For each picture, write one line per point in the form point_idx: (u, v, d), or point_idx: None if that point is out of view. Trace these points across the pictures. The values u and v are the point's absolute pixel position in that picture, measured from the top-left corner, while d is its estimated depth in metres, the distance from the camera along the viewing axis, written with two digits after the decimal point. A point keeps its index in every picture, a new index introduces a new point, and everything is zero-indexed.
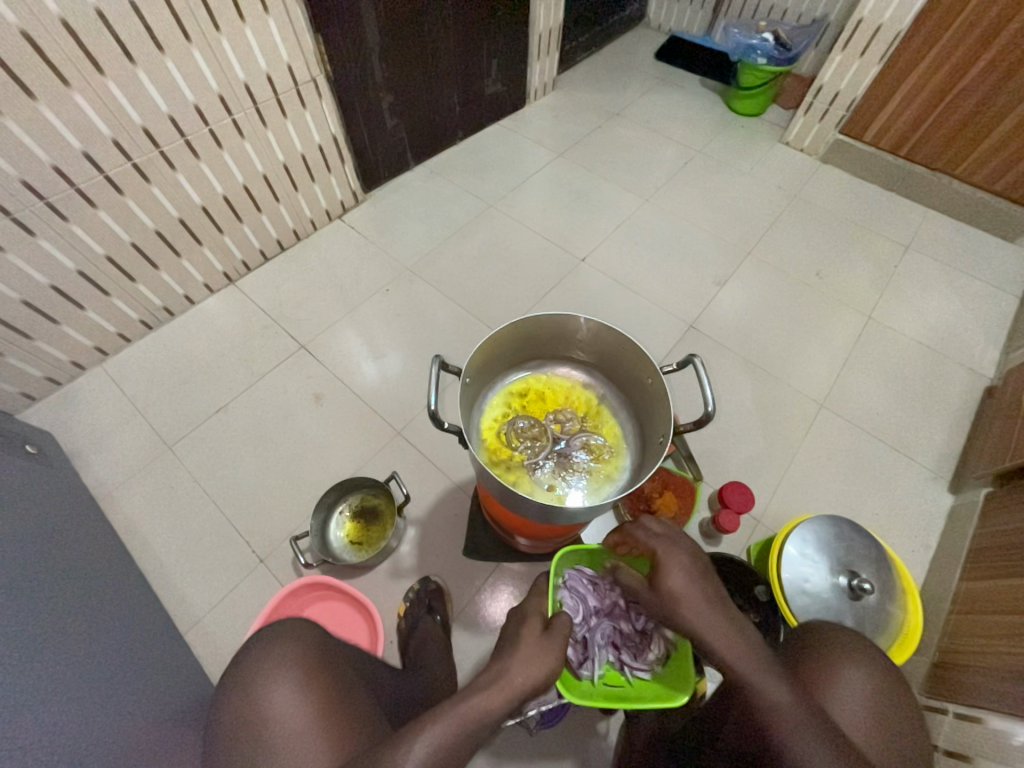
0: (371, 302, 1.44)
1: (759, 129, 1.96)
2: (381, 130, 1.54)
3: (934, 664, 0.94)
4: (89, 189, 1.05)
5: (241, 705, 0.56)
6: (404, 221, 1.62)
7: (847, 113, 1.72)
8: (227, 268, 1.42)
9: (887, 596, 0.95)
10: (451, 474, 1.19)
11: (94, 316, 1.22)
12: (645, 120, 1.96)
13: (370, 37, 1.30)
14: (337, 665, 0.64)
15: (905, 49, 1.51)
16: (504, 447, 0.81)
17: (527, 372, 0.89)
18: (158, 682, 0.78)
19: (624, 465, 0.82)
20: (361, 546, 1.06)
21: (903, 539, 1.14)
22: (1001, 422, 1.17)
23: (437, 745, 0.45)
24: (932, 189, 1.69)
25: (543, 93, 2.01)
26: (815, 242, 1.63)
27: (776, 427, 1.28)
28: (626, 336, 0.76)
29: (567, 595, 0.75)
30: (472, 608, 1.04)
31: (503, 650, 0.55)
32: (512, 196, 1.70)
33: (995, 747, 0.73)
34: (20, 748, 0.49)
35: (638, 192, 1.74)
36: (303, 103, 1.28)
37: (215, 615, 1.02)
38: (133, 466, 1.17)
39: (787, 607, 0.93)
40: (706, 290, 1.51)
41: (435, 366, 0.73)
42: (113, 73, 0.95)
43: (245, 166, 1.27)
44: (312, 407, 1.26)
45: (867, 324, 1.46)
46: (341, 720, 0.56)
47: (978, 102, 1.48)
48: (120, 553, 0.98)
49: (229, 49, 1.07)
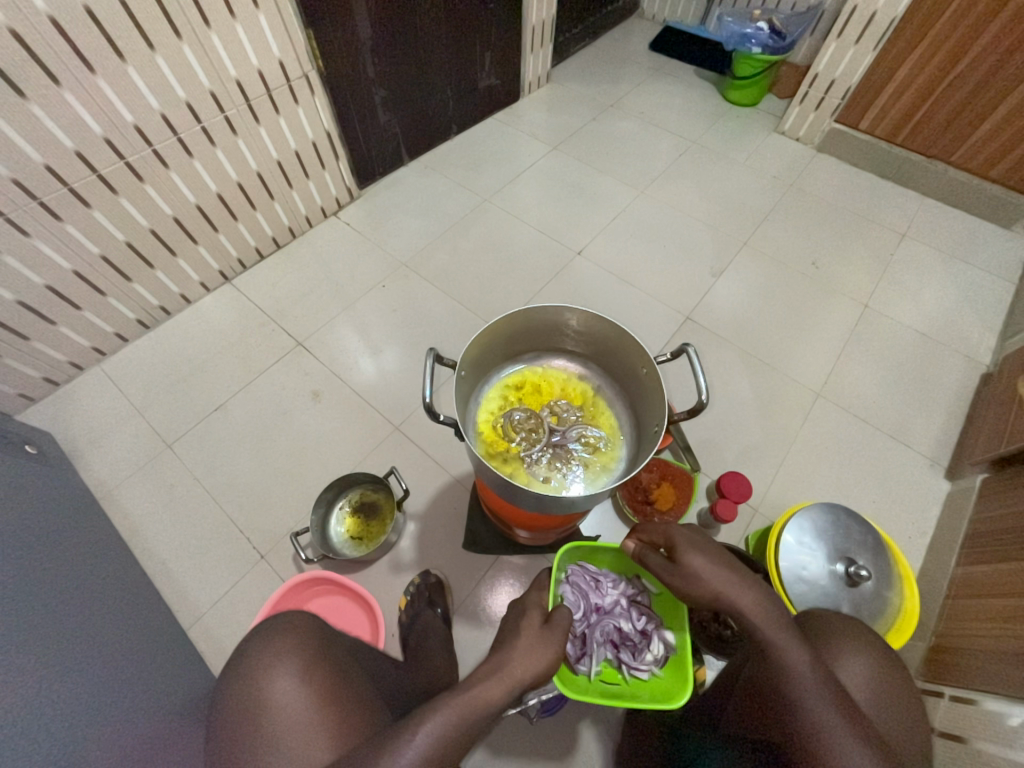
0: (368, 299, 1.44)
1: (756, 119, 1.95)
2: (376, 125, 1.54)
3: (931, 648, 0.95)
4: (83, 189, 1.05)
5: (243, 697, 0.57)
6: (400, 216, 1.62)
7: (843, 101, 1.72)
8: (223, 266, 1.42)
9: (884, 583, 0.96)
10: (449, 468, 1.19)
11: (90, 315, 1.22)
12: (640, 111, 1.96)
13: (361, 34, 1.30)
14: (336, 656, 0.65)
15: (900, 35, 1.49)
16: (501, 440, 0.81)
17: (523, 365, 0.90)
18: (161, 678, 0.79)
19: (620, 456, 0.83)
20: (362, 540, 1.06)
21: (900, 525, 1.15)
22: (997, 408, 1.17)
23: (437, 736, 0.45)
24: (928, 176, 1.68)
25: (537, 86, 2.01)
26: (812, 231, 1.62)
27: (774, 418, 1.28)
28: (618, 327, 0.77)
29: (569, 590, 0.75)
30: (473, 600, 1.04)
31: (503, 643, 0.55)
32: (507, 190, 1.69)
33: (991, 728, 0.74)
34: (12, 749, 0.49)
35: (633, 184, 1.73)
36: (296, 100, 1.28)
37: (218, 611, 1.03)
38: (133, 465, 1.18)
39: (785, 594, 0.94)
40: (702, 281, 1.51)
41: (429, 360, 0.72)
42: (103, 72, 0.94)
43: (239, 163, 1.27)
44: (310, 404, 1.27)
45: (864, 312, 1.46)
46: (342, 709, 0.57)
47: (974, 89, 1.47)
48: (121, 552, 0.99)
49: (220, 45, 1.06)
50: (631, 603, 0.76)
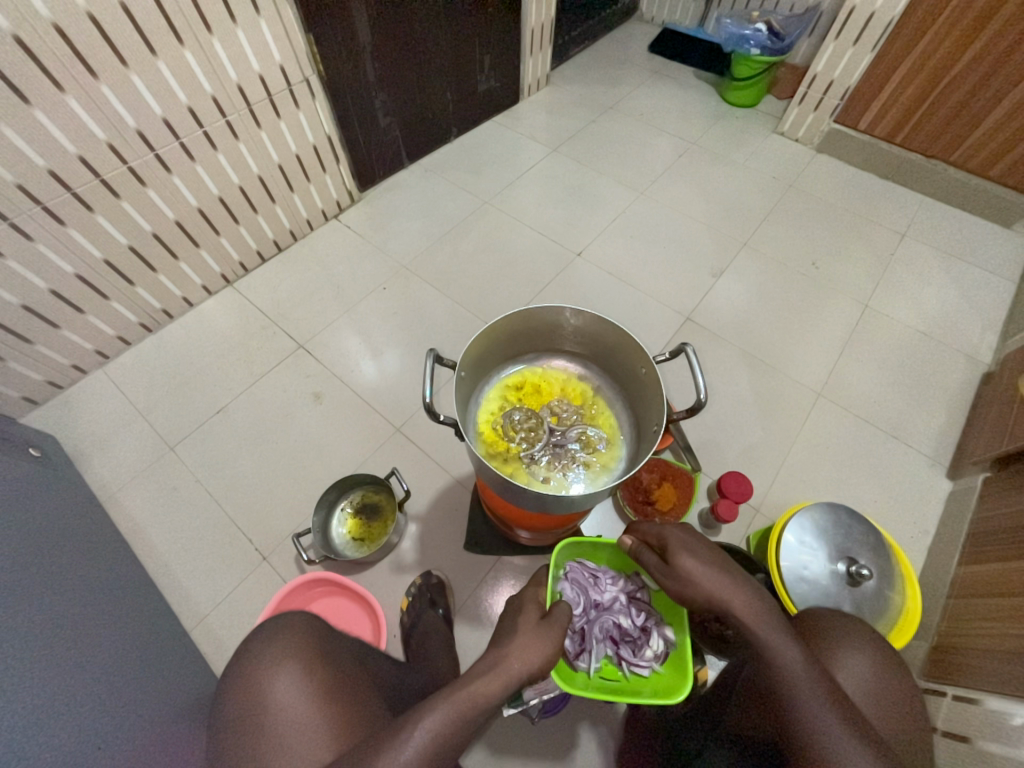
0: (369, 301, 1.45)
1: (755, 119, 1.96)
2: (376, 129, 1.55)
3: (933, 648, 0.94)
4: (86, 194, 1.06)
5: (244, 697, 0.58)
6: (400, 219, 1.62)
7: (841, 101, 1.72)
8: (225, 269, 1.43)
9: (886, 582, 0.95)
10: (451, 469, 1.20)
11: (93, 319, 1.23)
12: (639, 112, 1.96)
13: (361, 39, 1.31)
14: (337, 654, 0.65)
15: (899, 35, 1.50)
16: (501, 440, 0.81)
17: (523, 366, 0.90)
18: (163, 679, 0.79)
19: (620, 455, 0.83)
20: (363, 541, 1.07)
21: (902, 525, 1.15)
22: (998, 408, 1.17)
23: (435, 732, 0.46)
24: (928, 176, 1.69)
25: (537, 88, 2.01)
26: (812, 231, 1.63)
27: (775, 419, 1.28)
28: (616, 327, 0.77)
29: (567, 587, 0.75)
30: (474, 600, 1.05)
31: (502, 638, 0.56)
32: (507, 193, 1.70)
33: (994, 727, 0.74)
34: (13, 748, 0.49)
35: (633, 185, 1.74)
36: (297, 104, 1.29)
37: (220, 612, 1.03)
38: (136, 467, 1.18)
39: (786, 593, 0.94)
40: (702, 282, 1.52)
41: (429, 361, 0.72)
42: (106, 78, 0.95)
43: (240, 167, 1.28)
44: (312, 406, 1.27)
45: (863, 312, 1.46)
46: (342, 706, 0.58)
47: (973, 88, 1.47)
48: (125, 554, 0.99)
49: (222, 50, 1.07)
50: (631, 600, 0.75)
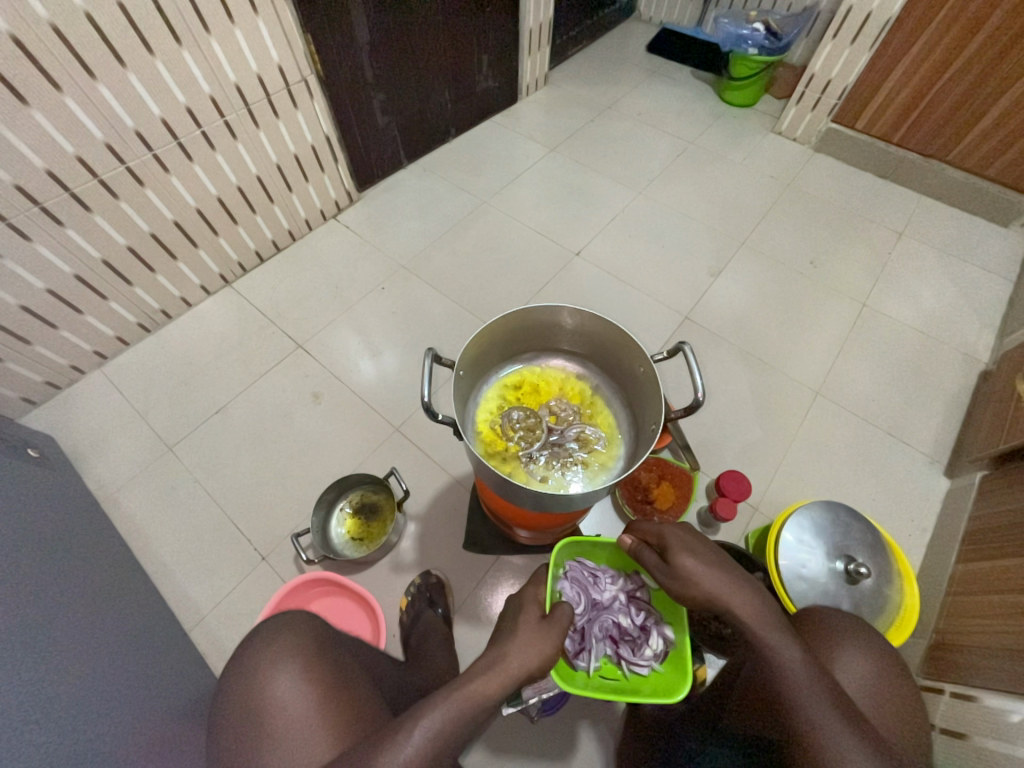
0: (367, 301, 1.45)
1: (753, 119, 1.96)
2: (375, 129, 1.55)
3: (931, 646, 0.95)
4: (84, 194, 1.06)
5: (244, 696, 0.58)
6: (399, 219, 1.62)
7: (839, 101, 1.73)
8: (224, 269, 1.43)
9: (884, 581, 0.96)
10: (450, 469, 1.20)
11: (91, 319, 1.23)
12: (638, 112, 1.96)
13: (359, 38, 1.31)
14: (336, 652, 0.65)
15: (896, 34, 1.50)
16: (499, 440, 0.82)
17: (521, 365, 0.90)
18: (162, 678, 0.79)
19: (618, 454, 0.83)
20: (362, 541, 1.07)
21: (900, 523, 1.15)
22: (996, 406, 1.18)
23: (435, 730, 0.46)
24: (925, 175, 1.69)
25: (535, 88, 2.02)
26: (811, 230, 1.63)
27: (774, 417, 1.29)
28: (614, 325, 0.77)
29: (567, 586, 0.75)
30: (473, 600, 1.05)
31: (501, 637, 0.56)
32: (506, 192, 1.70)
33: (992, 724, 0.74)
34: (12, 748, 0.49)
35: (631, 185, 1.74)
36: (295, 104, 1.29)
37: (219, 612, 1.03)
38: (135, 467, 1.18)
39: (785, 592, 0.94)
40: (700, 281, 1.52)
41: (427, 360, 0.72)
42: (103, 78, 0.95)
43: (239, 167, 1.28)
44: (311, 407, 1.27)
45: (861, 311, 1.46)
46: (341, 705, 0.58)
47: (970, 88, 1.47)
48: (124, 554, 0.99)
49: (219, 50, 1.07)
50: (630, 599, 0.76)
